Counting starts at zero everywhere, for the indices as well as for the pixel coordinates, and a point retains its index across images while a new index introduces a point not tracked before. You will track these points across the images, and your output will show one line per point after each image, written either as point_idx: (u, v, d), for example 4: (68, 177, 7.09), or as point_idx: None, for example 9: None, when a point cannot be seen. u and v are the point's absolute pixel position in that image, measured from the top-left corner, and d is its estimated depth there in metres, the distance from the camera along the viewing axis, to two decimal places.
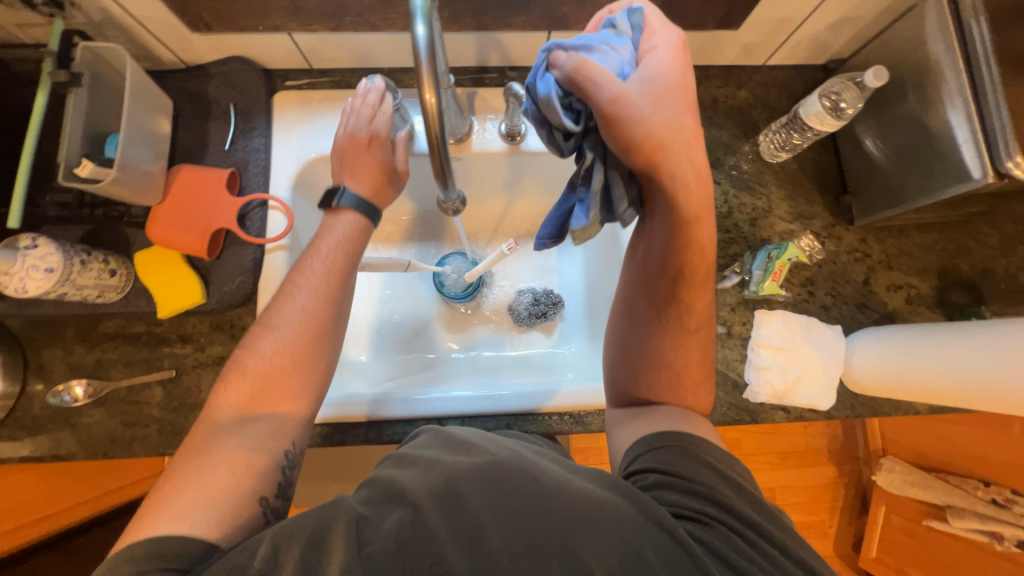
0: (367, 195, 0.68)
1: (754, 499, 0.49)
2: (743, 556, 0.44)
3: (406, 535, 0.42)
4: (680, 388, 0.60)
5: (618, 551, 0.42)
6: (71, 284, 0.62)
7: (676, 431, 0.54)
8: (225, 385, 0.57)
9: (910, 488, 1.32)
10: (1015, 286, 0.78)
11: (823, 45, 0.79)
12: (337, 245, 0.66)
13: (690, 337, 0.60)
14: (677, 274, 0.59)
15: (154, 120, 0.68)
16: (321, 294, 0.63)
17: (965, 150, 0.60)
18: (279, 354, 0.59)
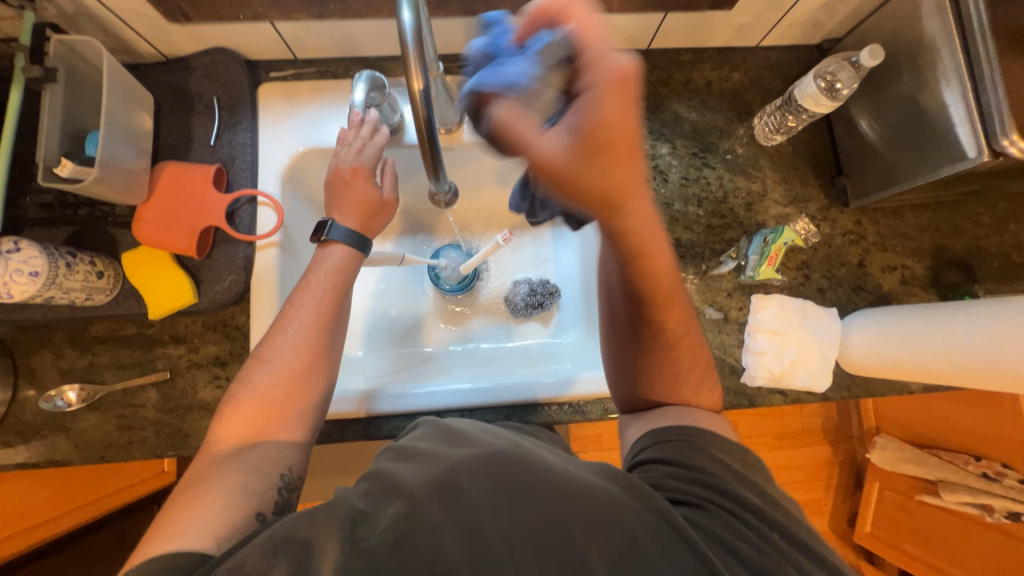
0: (357, 229, 0.69)
1: (751, 483, 0.49)
2: (740, 538, 0.44)
3: (403, 530, 0.42)
4: (673, 394, 0.60)
5: (616, 539, 0.42)
6: (58, 287, 0.61)
7: (682, 426, 0.55)
8: (225, 415, 0.58)
9: (903, 465, 1.35)
10: (1007, 264, 0.79)
11: (817, 25, 0.78)
12: (325, 275, 0.66)
13: (670, 350, 0.61)
14: (639, 300, 0.58)
15: (135, 116, 0.66)
16: (310, 327, 0.63)
17: (960, 130, 0.60)
18: (276, 390, 0.59)
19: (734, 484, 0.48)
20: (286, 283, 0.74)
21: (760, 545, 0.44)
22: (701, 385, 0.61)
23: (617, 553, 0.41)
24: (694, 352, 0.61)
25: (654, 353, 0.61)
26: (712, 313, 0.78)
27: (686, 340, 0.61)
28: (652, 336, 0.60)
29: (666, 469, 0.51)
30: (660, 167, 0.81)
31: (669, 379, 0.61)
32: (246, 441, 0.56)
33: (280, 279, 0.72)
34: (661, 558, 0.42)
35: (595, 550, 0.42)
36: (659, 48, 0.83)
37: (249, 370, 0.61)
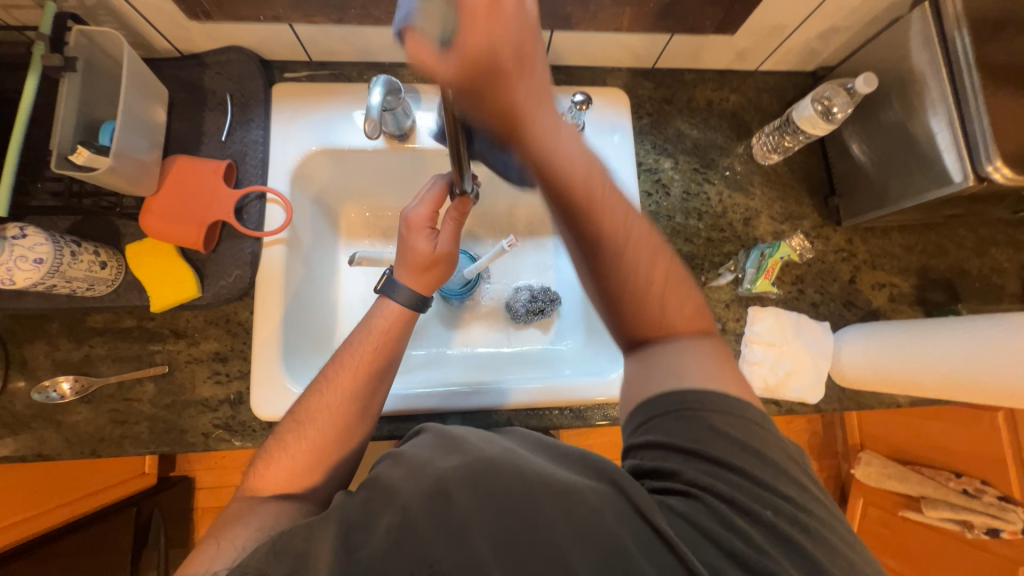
0: (418, 288, 0.62)
1: (743, 446, 0.47)
2: (730, 527, 0.44)
3: (394, 539, 0.43)
4: (651, 313, 0.54)
5: (602, 542, 0.43)
6: (61, 275, 0.60)
7: (680, 391, 0.50)
8: (252, 480, 0.53)
9: (887, 480, 1.38)
10: (987, 286, 0.83)
11: (813, 53, 0.83)
12: (373, 331, 0.60)
13: (631, 259, 0.53)
14: (575, 215, 0.51)
15: (151, 108, 0.66)
16: (352, 390, 0.56)
17: (947, 156, 0.64)
18: (308, 457, 0.54)
19: (722, 450, 0.46)
20: (292, 280, 0.74)
21: (750, 534, 0.43)
22: (670, 293, 0.54)
23: (599, 558, 0.42)
24: (657, 260, 0.54)
25: (616, 272, 0.53)
26: None
27: (641, 248, 0.53)
28: (608, 250, 0.52)
29: (653, 449, 0.49)
30: (662, 181, 0.84)
31: (639, 294, 0.53)
32: (273, 497, 0.51)
33: (286, 276, 0.72)
34: (645, 561, 0.42)
35: (579, 552, 0.42)
36: (664, 68, 0.86)
37: (282, 438, 0.54)
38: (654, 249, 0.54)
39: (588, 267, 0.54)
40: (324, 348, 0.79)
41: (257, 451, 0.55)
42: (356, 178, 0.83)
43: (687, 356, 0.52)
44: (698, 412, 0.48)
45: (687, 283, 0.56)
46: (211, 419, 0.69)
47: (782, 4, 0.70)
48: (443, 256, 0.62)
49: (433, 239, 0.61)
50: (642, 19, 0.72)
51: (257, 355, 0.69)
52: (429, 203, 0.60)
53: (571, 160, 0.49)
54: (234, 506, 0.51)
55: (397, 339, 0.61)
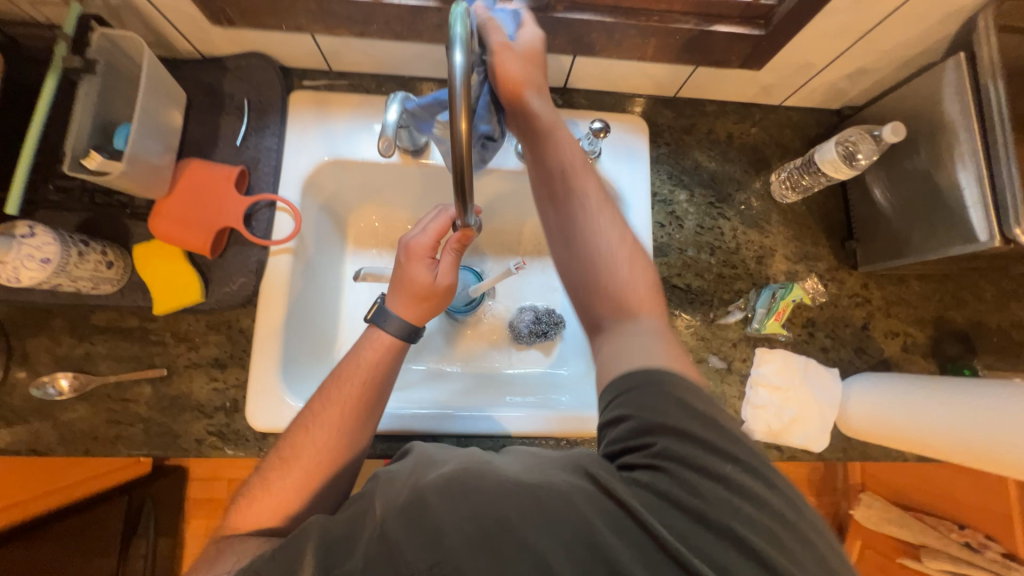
0: (412, 319, 0.61)
1: (692, 408, 0.48)
2: (696, 493, 0.44)
3: (373, 553, 0.42)
4: (616, 281, 0.59)
5: (568, 523, 0.43)
6: (66, 275, 0.60)
7: (652, 370, 0.51)
8: (233, 519, 0.53)
9: (887, 525, 1.29)
10: (1006, 341, 0.80)
11: (839, 92, 0.81)
12: (362, 363, 0.59)
13: (603, 223, 0.62)
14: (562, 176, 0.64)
15: (167, 112, 0.66)
16: (339, 426, 0.56)
17: (974, 211, 0.62)
18: (296, 490, 0.53)
19: (682, 420, 0.47)
20: (296, 289, 0.73)
21: (712, 493, 0.44)
22: (635, 262, 0.61)
23: (575, 536, 0.43)
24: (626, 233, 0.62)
25: (591, 232, 0.61)
26: (716, 362, 0.78)
27: (614, 223, 0.63)
28: (577, 211, 0.63)
29: (619, 424, 0.50)
30: (676, 213, 0.83)
31: (605, 256, 0.60)
32: (264, 532, 0.52)
33: (290, 286, 0.72)
34: (614, 537, 0.43)
35: (549, 542, 0.42)
36: (686, 97, 0.85)
37: (265, 476, 0.54)
38: (624, 227, 0.63)
39: (565, 236, 0.63)
40: (322, 360, 0.79)
41: (241, 487, 0.55)
42: (366, 189, 0.82)
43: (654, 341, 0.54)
44: (657, 384, 0.49)
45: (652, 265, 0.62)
46: (205, 425, 0.69)
47: (812, 42, 0.69)
48: (441, 289, 0.61)
49: (432, 269, 0.60)
50: (666, 50, 0.71)
51: (255, 364, 0.68)
52: (432, 232, 0.60)
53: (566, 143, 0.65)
54: (211, 546, 0.51)
55: (382, 389, 0.59)
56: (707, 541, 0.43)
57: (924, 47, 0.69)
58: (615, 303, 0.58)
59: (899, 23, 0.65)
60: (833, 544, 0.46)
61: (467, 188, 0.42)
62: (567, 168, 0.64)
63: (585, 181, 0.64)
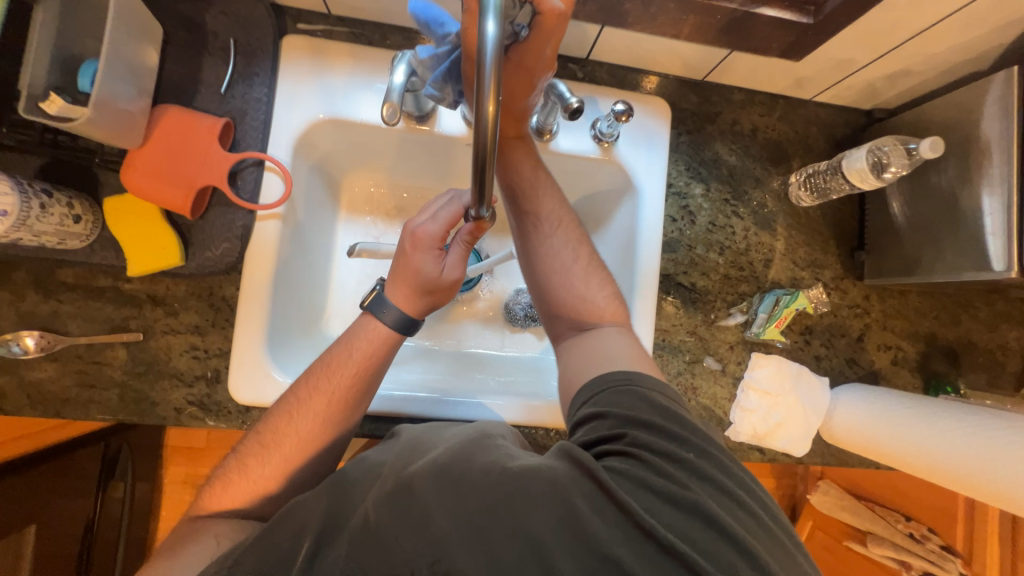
0: (403, 305, 0.57)
1: (657, 404, 0.51)
2: (667, 478, 0.45)
3: (360, 545, 0.40)
4: (574, 296, 0.65)
5: (554, 510, 0.42)
6: (27, 229, 0.54)
7: (612, 372, 0.56)
8: (208, 500, 0.51)
9: (839, 511, 1.34)
10: (990, 361, 0.82)
11: (874, 92, 0.76)
12: (355, 352, 0.56)
13: (558, 247, 0.67)
14: (518, 199, 0.67)
15: (141, 50, 0.58)
16: (324, 416, 0.54)
17: (993, 240, 0.62)
18: (274, 475, 0.52)
19: (649, 417, 0.50)
20: (284, 258, 0.69)
21: (680, 478, 0.46)
22: (591, 277, 0.66)
23: (560, 518, 0.42)
24: (581, 248, 0.67)
25: (548, 256, 0.66)
26: (710, 363, 0.78)
27: (570, 241, 0.67)
28: (535, 233, 0.67)
29: (592, 421, 0.52)
30: (690, 207, 0.79)
31: (562, 277, 0.66)
32: (238, 515, 0.51)
33: (278, 255, 0.67)
34: (594, 518, 0.42)
35: (545, 529, 0.41)
36: (714, 82, 0.79)
37: (244, 460, 0.52)
38: (580, 245, 0.67)
39: (529, 259, 0.67)
40: (311, 332, 0.75)
41: (216, 467, 0.54)
42: (362, 151, 0.76)
43: (618, 348, 0.60)
44: (627, 384, 0.53)
45: (609, 279, 0.67)
46: (185, 394, 0.66)
47: (861, 36, 0.63)
48: (447, 283, 0.57)
49: (440, 263, 0.56)
50: (703, 30, 0.65)
51: (238, 336, 0.65)
52: (443, 222, 0.55)
53: (526, 161, 0.66)
54: (183, 526, 0.50)
55: (372, 382, 0.57)
56: (682, 522, 0.43)
57: (973, 55, 0.65)
58: (575, 320, 0.65)
59: (957, 26, 0.60)
60: (792, 533, 0.48)
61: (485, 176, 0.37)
62: (522, 190, 0.66)
63: (540, 201, 0.67)
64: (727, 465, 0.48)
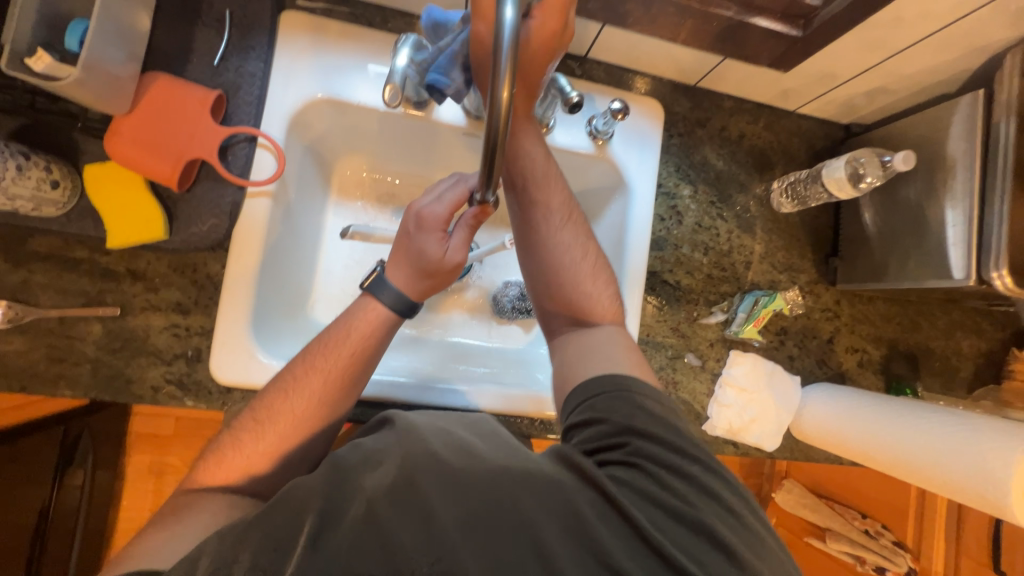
0: (403, 285, 0.58)
1: (654, 412, 0.53)
2: (667, 489, 0.47)
3: (362, 534, 0.40)
4: (580, 290, 0.65)
5: (557, 510, 0.43)
6: (2, 192, 0.52)
7: (605, 377, 0.57)
8: (201, 474, 0.52)
9: (802, 509, 1.36)
10: (946, 366, 0.87)
11: (852, 107, 0.81)
12: (353, 336, 0.56)
13: (566, 241, 0.66)
14: (527, 188, 0.64)
15: (133, 14, 0.56)
16: (320, 395, 0.54)
17: (954, 251, 0.66)
18: (265, 455, 0.52)
19: (643, 423, 0.52)
20: (273, 237, 0.67)
21: (681, 491, 0.47)
22: (597, 276, 0.66)
23: (564, 522, 0.43)
24: (588, 243, 0.67)
25: (555, 250, 0.66)
26: (691, 359, 0.81)
27: (577, 237, 0.67)
28: (544, 228, 0.66)
29: (588, 427, 0.54)
30: (678, 208, 0.82)
31: (569, 272, 0.66)
32: (228, 491, 0.51)
33: (267, 235, 0.65)
34: (598, 523, 0.43)
35: (548, 527, 0.42)
36: (705, 88, 0.82)
37: (237, 436, 0.52)
38: (587, 240, 0.67)
39: (535, 255, 0.67)
40: (296, 315, 0.74)
41: (208, 444, 0.54)
42: (357, 133, 0.75)
43: (612, 345, 0.62)
44: (624, 391, 0.54)
45: (613, 278, 0.68)
46: (162, 372, 0.64)
47: (845, 51, 0.67)
48: (449, 267, 0.58)
49: (444, 244, 0.57)
50: (700, 36, 0.67)
51: (222, 314, 0.63)
52: (449, 204, 0.56)
53: (535, 153, 0.64)
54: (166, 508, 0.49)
55: (367, 362, 0.57)
56: (677, 530, 0.45)
57: (944, 77, 0.70)
58: (580, 314, 0.66)
59: (931, 49, 0.64)
60: (778, 536, 0.50)
61: (495, 161, 0.37)
62: (532, 179, 0.64)
63: (550, 192, 0.65)
64: (715, 466, 0.50)
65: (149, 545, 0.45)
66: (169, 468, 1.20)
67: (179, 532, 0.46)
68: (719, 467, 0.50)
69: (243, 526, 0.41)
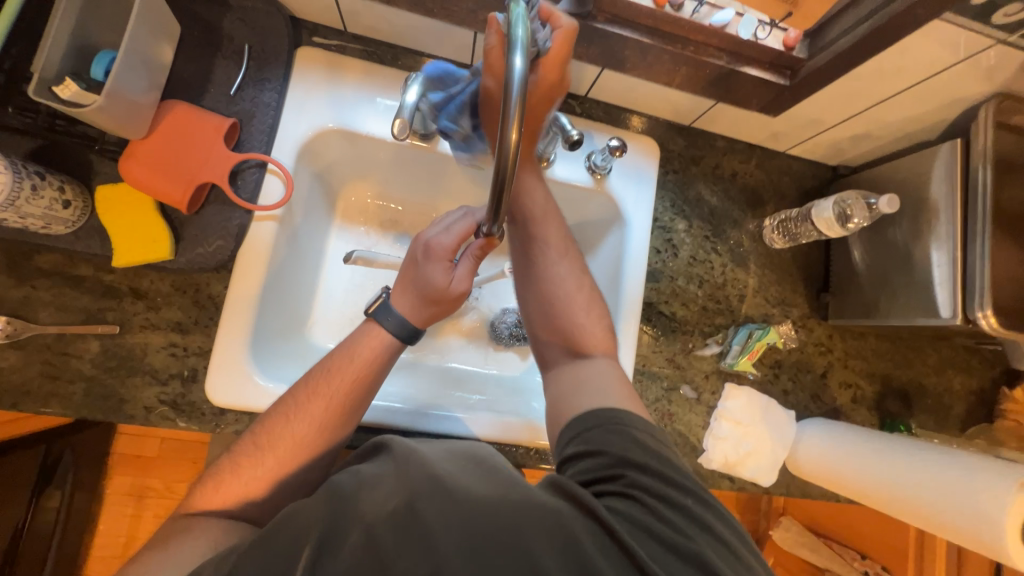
0: (408, 312, 0.59)
1: (651, 447, 0.53)
2: (667, 523, 0.46)
3: (362, 561, 0.39)
4: (574, 322, 0.67)
5: (559, 540, 0.43)
6: (15, 210, 0.53)
7: (607, 410, 0.57)
8: (197, 500, 0.51)
9: (800, 548, 1.35)
10: (939, 404, 0.88)
11: (839, 150, 0.84)
12: (354, 360, 0.57)
13: (560, 273, 0.69)
14: (526, 224, 0.69)
15: (158, 46, 0.59)
16: (321, 421, 0.54)
17: (940, 290, 0.68)
18: (262, 481, 0.52)
19: (640, 457, 0.52)
20: (277, 259, 0.68)
21: (680, 525, 0.47)
22: (591, 309, 0.69)
23: (566, 555, 0.42)
24: (581, 277, 0.70)
25: (551, 283, 0.69)
26: (686, 391, 0.81)
27: (572, 270, 0.70)
28: (541, 260, 0.69)
29: (586, 459, 0.53)
30: (673, 241, 0.84)
31: (563, 303, 0.68)
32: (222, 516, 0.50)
33: (271, 257, 0.67)
34: (600, 556, 0.42)
35: (550, 556, 0.41)
36: (699, 128, 0.85)
37: (236, 460, 0.52)
38: (582, 274, 0.70)
39: (531, 285, 0.70)
40: (293, 338, 0.74)
41: (207, 466, 0.53)
42: (364, 161, 0.78)
43: (611, 380, 0.62)
44: (620, 425, 0.55)
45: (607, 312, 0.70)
46: (157, 392, 0.64)
47: (831, 99, 0.71)
48: (454, 295, 0.59)
49: (451, 273, 0.58)
50: (693, 81, 0.71)
51: (221, 335, 0.63)
52: (456, 234, 0.58)
53: (535, 192, 0.69)
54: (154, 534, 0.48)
55: (368, 388, 0.57)
56: (678, 566, 0.44)
57: (924, 126, 0.74)
58: (573, 346, 0.67)
59: (910, 99, 0.68)
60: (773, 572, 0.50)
61: (502, 196, 0.39)
62: (531, 215, 0.69)
63: (548, 228, 0.69)
64: (708, 500, 0.50)
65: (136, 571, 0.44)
66: (150, 491, 1.17)
67: (165, 559, 0.45)
68: (713, 501, 0.50)
69: (240, 554, 0.41)
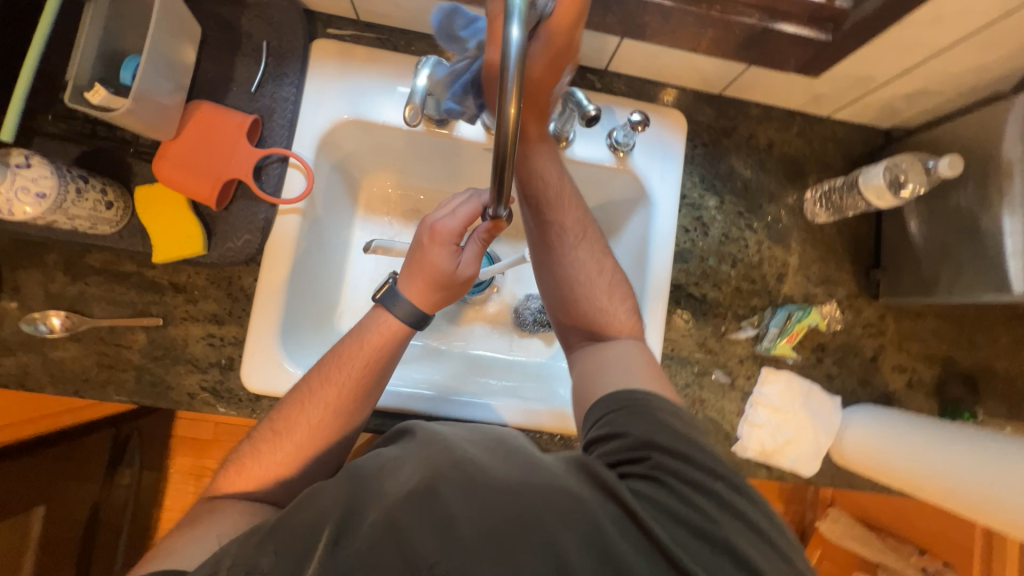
0: (417, 300, 0.59)
1: (678, 430, 0.51)
2: (693, 507, 0.45)
3: (381, 540, 0.39)
4: (597, 305, 0.66)
5: (578, 524, 0.42)
6: (63, 213, 0.57)
7: (632, 391, 0.56)
8: (222, 482, 0.54)
9: (850, 541, 1.26)
10: (1011, 389, 0.79)
11: (893, 111, 0.76)
12: (365, 344, 0.58)
13: (581, 258, 0.67)
14: (543, 214, 0.67)
15: (180, 48, 0.61)
16: (335, 406, 0.56)
17: (1012, 262, 0.61)
18: (284, 466, 0.54)
19: (665, 439, 0.50)
20: (303, 250, 0.71)
21: (705, 508, 0.45)
22: (613, 292, 0.67)
23: (586, 537, 0.41)
24: (603, 259, 0.68)
25: (569, 268, 0.67)
26: (718, 376, 0.77)
27: (592, 253, 0.68)
28: (558, 242, 0.67)
29: (610, 441, 0.52)
30: (703, 219, 0.79)
31: (585, 287, 0.66)
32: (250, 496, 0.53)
33: (297, 248, 0.69)
34: (621, 540, 0.42)
35: (569, 537, 0.41)
36: (732, 96, 0.80)
37: (257, 446, 0.54)
38: (603, 256, 0.68)
39: (550, 272, 0.68)
40: (321, 328, 0.77)
41: (233, 450, 0.56)
42: (381, 149, 0.78)
43: (637, 360, 0.61)
44: (646, 407, 0.53)
45: (630, 293, 0.68)
46: (198, 379, 0.68)
47: (879, 53, 0.64)
48: (460, 280, 0.59)
49: (455, 258, 0.58)
50: (722, 44, 0.66)
51: (253, 325, 0.66)
52: (461, 218, 0.57)
53: (549, 175, 0.66)
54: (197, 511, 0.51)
55: (380, 368, 0.58)
56: (704, 552, 0.43)
57: (994, 77, 0.65)
58: (596, 331, 0.66)
59: (976, 46, 0.60)
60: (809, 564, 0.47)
61: (506, 176, 0.38)
62: (546, 200, 0.66)
63: (564, 213, 0.67)
64: (738, 486, 0.48)
65: (179, 544, 0.47)
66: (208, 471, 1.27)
67: (200, 537, 0.48)
68: (743, 487, 0.48)
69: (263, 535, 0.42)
